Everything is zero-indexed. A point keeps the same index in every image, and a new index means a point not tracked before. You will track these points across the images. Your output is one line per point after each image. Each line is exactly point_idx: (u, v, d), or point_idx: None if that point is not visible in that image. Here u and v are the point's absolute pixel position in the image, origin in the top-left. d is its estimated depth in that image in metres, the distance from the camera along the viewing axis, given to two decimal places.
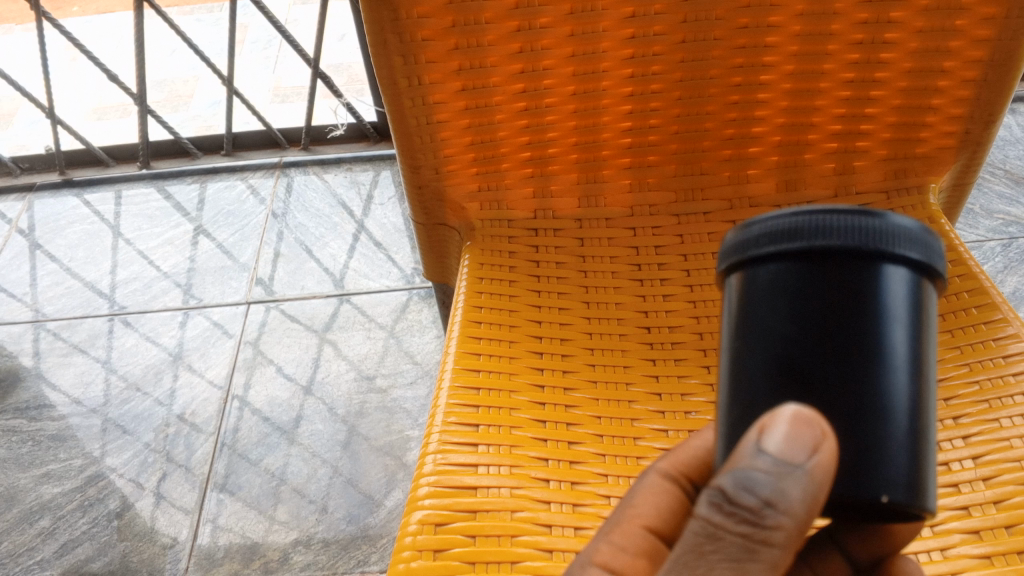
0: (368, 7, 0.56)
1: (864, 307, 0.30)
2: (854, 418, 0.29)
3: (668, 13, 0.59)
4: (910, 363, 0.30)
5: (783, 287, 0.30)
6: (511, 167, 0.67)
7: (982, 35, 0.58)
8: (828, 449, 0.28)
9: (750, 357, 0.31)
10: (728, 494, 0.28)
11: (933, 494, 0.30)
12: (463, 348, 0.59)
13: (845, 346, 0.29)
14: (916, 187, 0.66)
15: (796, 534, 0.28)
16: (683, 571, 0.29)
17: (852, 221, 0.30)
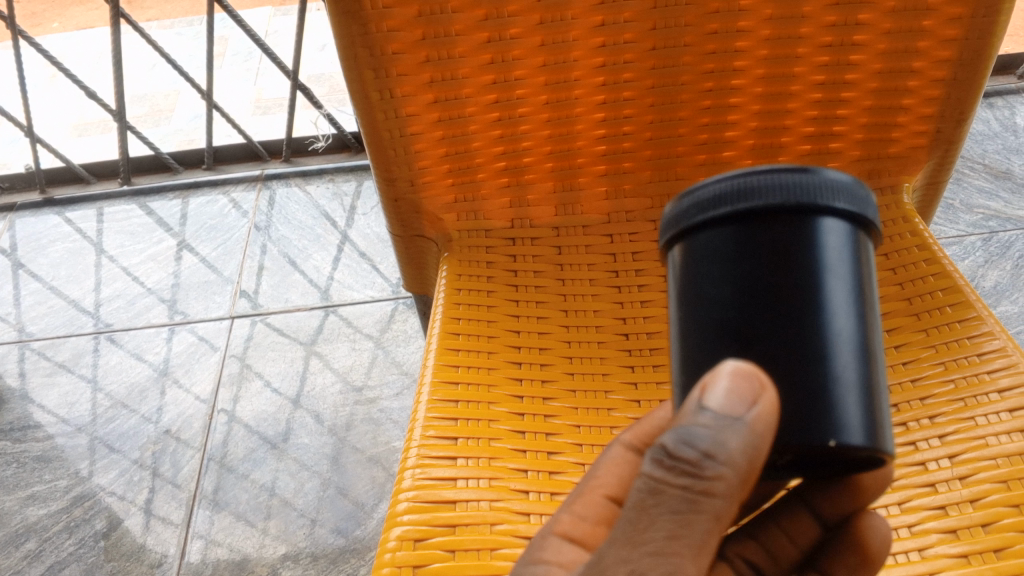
0: (337, 22, 0.56)
1: (791, 255, 0.34)
2: (795, 358, 0.33)
3: (637, 21, 0.59)
4: (843, 303, 0.34)
5: (716, 250, 0.35)
6: (487, 177, 0.67)
7: (949, 35, 0.59)
8: (769, 401, 0.30)
9: (698, 317, 0.35)
10: (670, 448, 0.30)
11: (887, 422, 0.33)
12: (442, 360, 0.59)
13: (778, 293, 0.33)
14: (889, 187, 0.66)
15: (736, 485, 0.30)
16: (628, 527, 0.31)
17: (768, 179, 0.34)
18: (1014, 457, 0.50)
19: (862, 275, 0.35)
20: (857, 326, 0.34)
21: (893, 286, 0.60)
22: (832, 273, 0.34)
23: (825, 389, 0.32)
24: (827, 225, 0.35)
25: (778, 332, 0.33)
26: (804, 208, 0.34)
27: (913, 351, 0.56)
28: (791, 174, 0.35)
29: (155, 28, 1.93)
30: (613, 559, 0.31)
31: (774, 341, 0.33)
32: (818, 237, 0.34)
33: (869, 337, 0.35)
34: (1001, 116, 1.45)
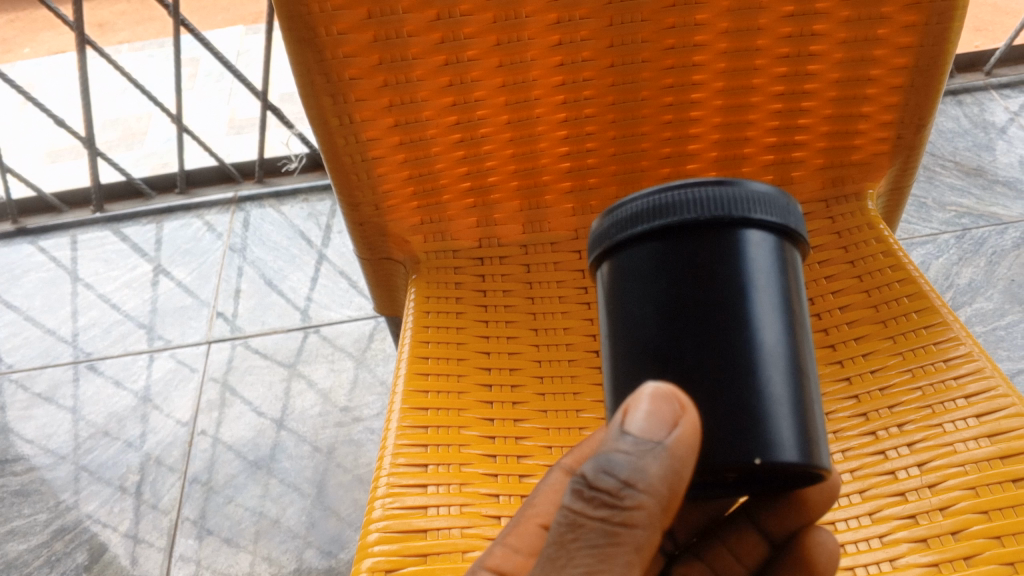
0: (291, 50, 0.56)
1: (710, 270, 0.35)
2: (719, 376, 0.34)
3: (594, 39, 0.59)
4: (767, 319, 0.35)
5: (639, 268, 0.36)
6: (452, 198, 0.67)
7: (905, 42, 0.59)
8: (693, 419, 0.32)
9: (627, 334, 0.36)
10: (591, 479, 0.32)
11: (813, 433, 0.34)
12: (411, 386, 0.58)
13: (698, 308, 0.35)
14: (853, 195, 0.67)
15: (653, 515, 0.32)
16: (547, 563, 0.33)
17: (687, 196, 0.36)
18: (981, 462, 0.50)
19: (785, 286, 0.37)
20: (782, 338, 0.35)
21: (860, 294, 0.60)
22: (752, 285, 0.35)
23: (750, 400, 0.33)
24: (745, 237, 0.36)
25: (702, 347, 0.34)
26: (722, 221, 0.36)
27: (881, 359, 0.57)
28: (709, 188, 0.36)
29: (125, 52, 1.92)
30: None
31: (699, 356, 0.34)
32: (737, 250, 0.36)
33: (795, 347, 0.36)
34: (969, 113, 1.46)
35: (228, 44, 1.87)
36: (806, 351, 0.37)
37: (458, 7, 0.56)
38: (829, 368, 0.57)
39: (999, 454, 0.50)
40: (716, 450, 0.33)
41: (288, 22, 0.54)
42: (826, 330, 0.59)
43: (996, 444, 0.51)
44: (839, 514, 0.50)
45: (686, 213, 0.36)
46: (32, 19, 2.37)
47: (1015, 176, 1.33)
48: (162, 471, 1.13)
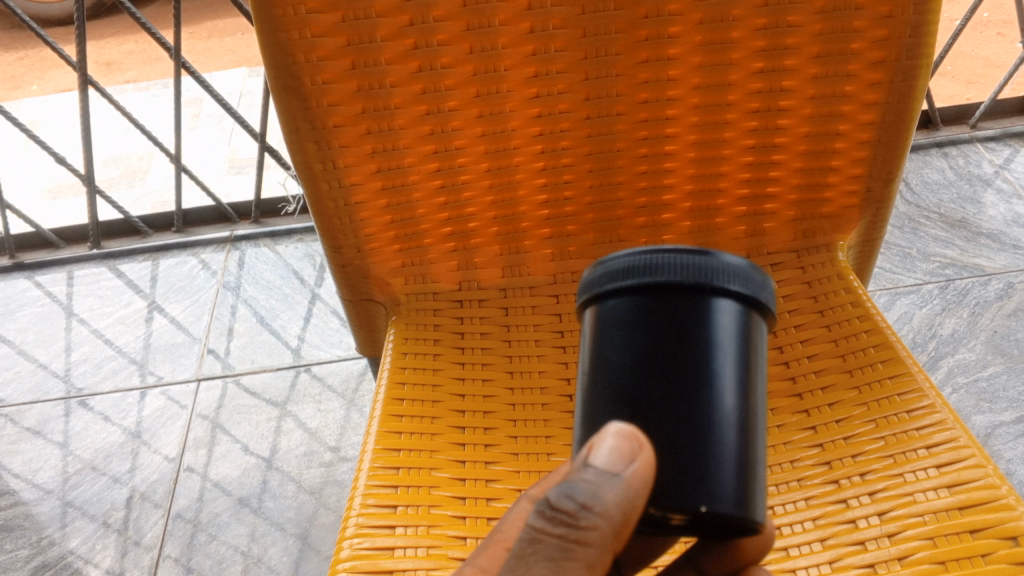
0: (278, 98, 0.57)
1: (686, 330, 0.36)
2: (680, 432, 0.35)
3: (571, 92, 0.61)
4: (732, 382, 0.36)
5: (620, 318, 0.37)
6: (433, 242, 0.68)
7: (871, 100, 0.61)
8: (647, 459, 0.33)
9: (600, 377, 0.37)
10: (552, 501, 0.33)
11: (759, 499, 0.35)
12: (385, 427, 0.59)
13: (669, 365, 0.36)
14: (824, 246, 0.68)
15: (608, 540, 0.33)
16: None
17: (679, 259, 0.37)
18: (940, 513, 0.51)
19: (753, 355, 0.37)
20: (742, 402, 0.36)
21: (827, 343, 0.62)
22: (720, 349, 0.36)
23: (706, 459, 0.34)
24: (722, 306, 0.37)
25: (667, 401, 0.35)
26: (702, 287, 0.36)
27: (846, 408, 0.58)
28: (696, 255, 0.37)
29: (130, 91, 1.96)
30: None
31: (663, 407, 0.35)
32: (712, 316, 0.36)
33: (752, 411, 0.37)
34: (954, 165, 1.48)
35: (230, 85, 1.91)
36: (762, 415, 0.38)
37: (439, 59, 0.58)
38: (795, 417, 0.59)
39: (958, 505, 0.51)
40: (665, 492, 0.34)
41: (275, 72, 0.56)
42: (793, 378, 0.61)
43: (955, 494, 0.51)
44: (799, 561, 0.51)
45: (669, 275, 0.36)
46: (39, 58, 2.42)
47: (998, 229, 1.35)
48: (147, 507, 1.13)
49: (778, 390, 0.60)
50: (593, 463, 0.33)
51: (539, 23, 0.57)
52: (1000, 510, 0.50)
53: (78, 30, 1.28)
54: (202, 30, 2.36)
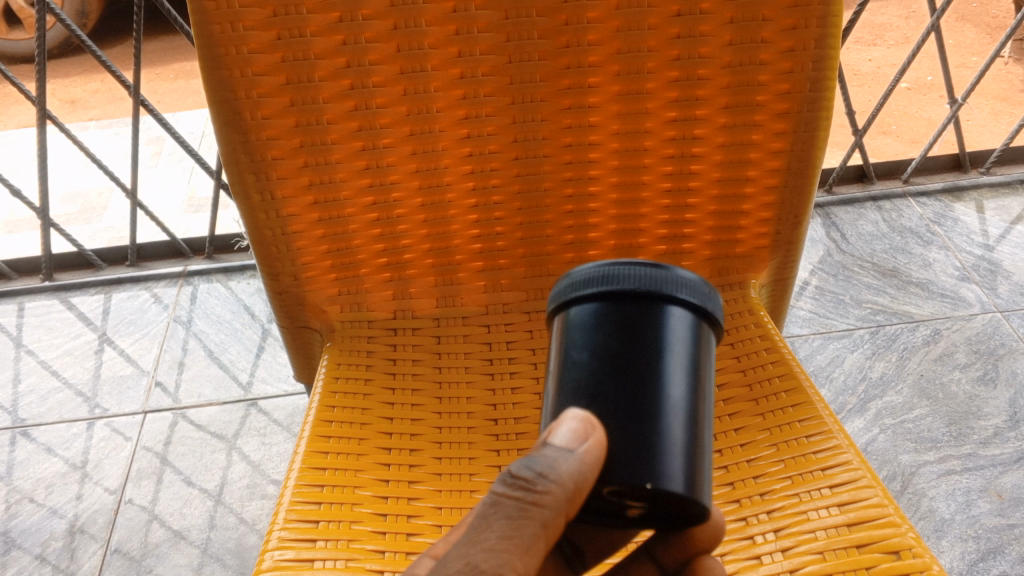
0: (219, 131, 0.61)
1: (640, 328, 0.42)
2: (631, 414, 0.40)
3: (500, 134, 0.65)
4: (680, 376, 0.42)
5: (584, 322, 0.44)
6: (369, 272, 0.71)
7: (777, 147, 0.65)
8: (600, 438, 0.39)
9: (565, 375, 0.43)
10: (514, 471, 0.38)
11: (702, 479, 0.40)
12: (312, 447, 0.62)
13: (624, 357, 0.42)
14: (738, 283, 0.73)
15: (560, 505, 0.38)
16: (470, 531, 0.38)
17: (636, 270, 0.44)
18: (831, 528, 0.55)
19: (699, 359, 0.43)
20: (688, 395, 0.42)
21: (737, 373, 0.66)
22: (669, 348, 0.42)
23: (653, 439, 0.39)
24: (671, 312, 0.43)
25: (621, 388, 0.41)
26: (654, 295, 0.43)
27: (751, 434, 0.62)
28: (650, 269, 0.44)
29: (91, 129, 1.98)
30: (454, 553, 0.37)
31: (617, 394, 0.41)
32: (663, 318, 0.43)
33: (698, 406, 0.42)
34: (888, 218, 1.55)
35: (192, 125, 1.94)
36: (708, 414, 0.43)
37: (374, 99, 0.62)
38: None
39: (847, 521, 0.55)
40: (617, 467, 0.39)
41: (218, 106, 0.59)
42: None
43: (845, 511, 0.56)
44: None
45: (626, 283, 0.44)
46: (3, 93, 2.43)
47: (927, 278, 1.42)
48: (85, 539, 1.12)
49: None
50: (548, 439, 0.38)
51: (468, 69, 0.62)
52: (885, 526, 0.55)
53: (38, 67, 1.30)
54: (167, 72, 2.39)
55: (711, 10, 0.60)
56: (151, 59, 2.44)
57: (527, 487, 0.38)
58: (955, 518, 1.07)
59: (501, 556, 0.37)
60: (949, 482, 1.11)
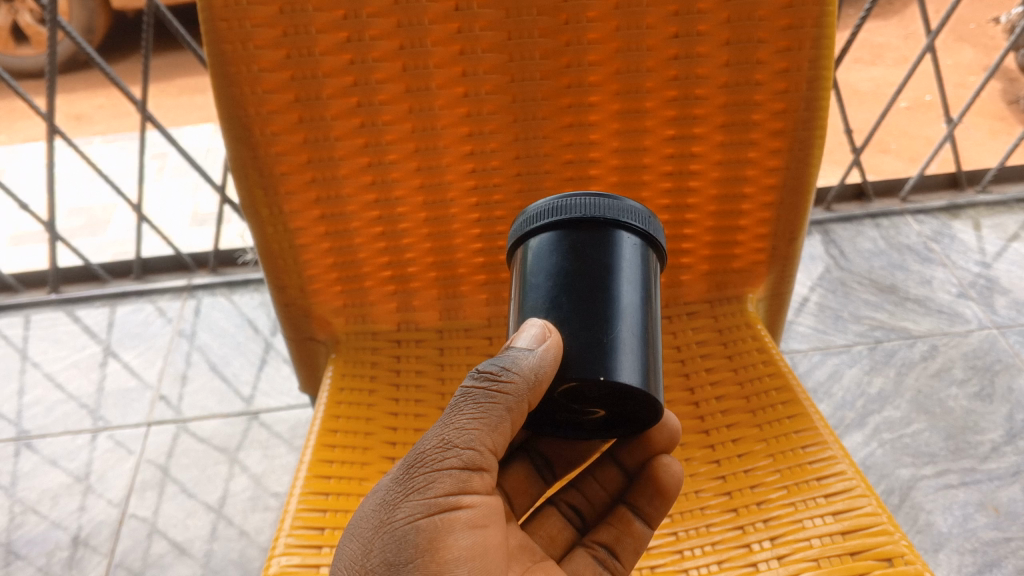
0: (229, 147, 0.62)
1: (590, 249, 0.51)
2: (586, 322, 0.49)
3: (503, 151, 0.67)
4: (628, 288, 0.51)
5: (542, 248, 0.53)
6: (374, 285, 0.73)
7: (773, 165, 0.67)
8: (556, 340, 0.48)
9: (528, 296, 0.52)
10: (484, 367, 0.50)
11: (650, 372, 0.49)
12: (318, 456, 0.63)
13: (577, 274, 0.51)
14: (735, 297, 0.75)
15: (523, 391, 0.49)
16: (450, 413, 0.50)
17: (585, 201, 0.53)
18: (825, 537, 0.56)
19: (643, 274, 0.53)
20: (636, 304, 0.51)
21: (734, 386, 0.68)
22: (617, 266, 0.51)
23: (605, 341, 0.48)
24: (617, 236, 0.52)
25: (576, 301, 0.50)
26: (601, 222, 0.52)
27: (748, 444, 0.64)
28: (598, 199, 0.53)
29: (98, 144, 2.00)
30: (435, 430, 0.49)
31: (572, 307, 0.49)
32: (610, 240, 0.52)
33: (644, 315, 0.51)
34: (886, 235, 1.57)
35: (198, 141, 1.96)
36: (654, 320, 0.52)
37: (380, 116, 0.63)
38: (701, 451, 0.64)
39: (841, 529, 0.56)
40: (572, 365, 0.48)
41: (229, 122, 0.61)
42: (702, 417, 0.66)
43: (840, 520, 0.57)
44: None
45: (574, 211, 0.53)
46: (11, 109, 2.45)
47: (925, 294, 1.43)
48: (89, 550, 1.14)
49: (687, 427, 0.66)
50: (510, 342, 0.48)
51: (473, 88, 0.63)
52: (878, 534, 0.56)
53: (47, 83, 1.31)
54: (173, 88, 2.41)
55: (709, 31, 0.61)
56: (157, 75, 2.46)
57: (491, 380, 0.49)
58: (952, 532, 1.08)
59: (471, 433, 0.49)
60: (946, 496, 1.12)
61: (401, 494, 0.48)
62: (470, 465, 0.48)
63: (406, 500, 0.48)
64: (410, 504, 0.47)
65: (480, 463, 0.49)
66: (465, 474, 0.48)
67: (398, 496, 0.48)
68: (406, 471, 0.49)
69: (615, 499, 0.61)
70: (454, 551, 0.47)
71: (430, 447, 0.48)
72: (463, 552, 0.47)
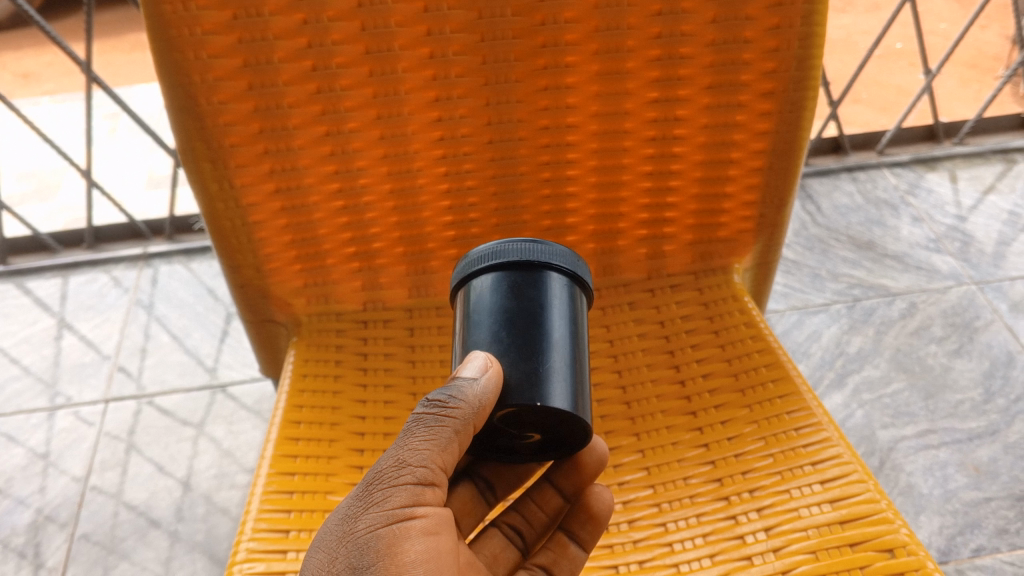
0: (172, 117, 0.57)
1: (523, 286, 0.50)
2: (522, 353, 0.47)
3: (473, 116, 0.62)
4: (563, 322, 0.50)
5: (478, 290, 0.51)
6: (337, 262, 0.68)
7: (761, 128, 0.63)
8: (498, 370, 0.46)
9: (465, 337, 0.51)
10: (433, 393, 0.47)
11: (585, 403, 0.48)
12: (280, 451, 0.59)
13: (511, 310, 0.49)
14: (721, 268, 0.71)
15: (471, 415, 0.46)
16: (401, 435, 0.47)
17: (520, 243, 0.52)
18: (821, 527, 0.54)
19: (577, 310, 0.52)
20: (570, 338, 0.49)
21: (722, 362, 0.65)
22: (551, 303, 0.49)
23: (540, 370, 0.47)
24: (550, 276, 0.51)
25: (511, 334, 0.48)
26: (535, 265, 0.51)
27: (738, 426, 0.61)
28: (530, 242, 0.52)
29: (43, 104, 1.90)
30: (387, 452, 0.46)
31: (511, 341, 0.48)
32: (545, 278, 0.51)
33: (578, 349, 0.50)
34: (863, 189, 1.54)
35: (150, 100, 1.87)
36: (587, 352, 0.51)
37: (338, 81, 0.58)
38: (689, 434, 0.61)
39: (839, 518, 0.54)
40: (512, 394, 0.46)
41: (171, 90, 0.55)
42: (689, 397, 0.63)
43: (837, 508, 0.54)
44: None
45: (508, 253, 0.51)
46: None
47: (903, 250, 1.41)
48: (50, 532, 1.09)
49: (673, 408, 0.63)
50: (459, 372, 0.46)
51: (439, 49, 0.58)
52: (878, 522, 0.53)
53: None
54: (123, 44, 2.30)
55: None
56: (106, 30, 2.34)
57: (439, 405, 0.46)
58: (932, 493, 1.06)
59: (423, 453, 0.46)
60: (927, 456, 1.10)
61: (359, 508, 0.45)
62: (424, 481, 0.45)
63: (364, 513, 0.45)
64: (369, 516, 0.44)
65: (434, 483, 0.46)
66: (418, 490, 0.45)
67: (355, 510, 0.45)
68: (361, 491, 0.45)
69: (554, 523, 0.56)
70: (411, 559, 0.44)
71: (384, 465, 0.45)
72: (419, 559, 0.44)
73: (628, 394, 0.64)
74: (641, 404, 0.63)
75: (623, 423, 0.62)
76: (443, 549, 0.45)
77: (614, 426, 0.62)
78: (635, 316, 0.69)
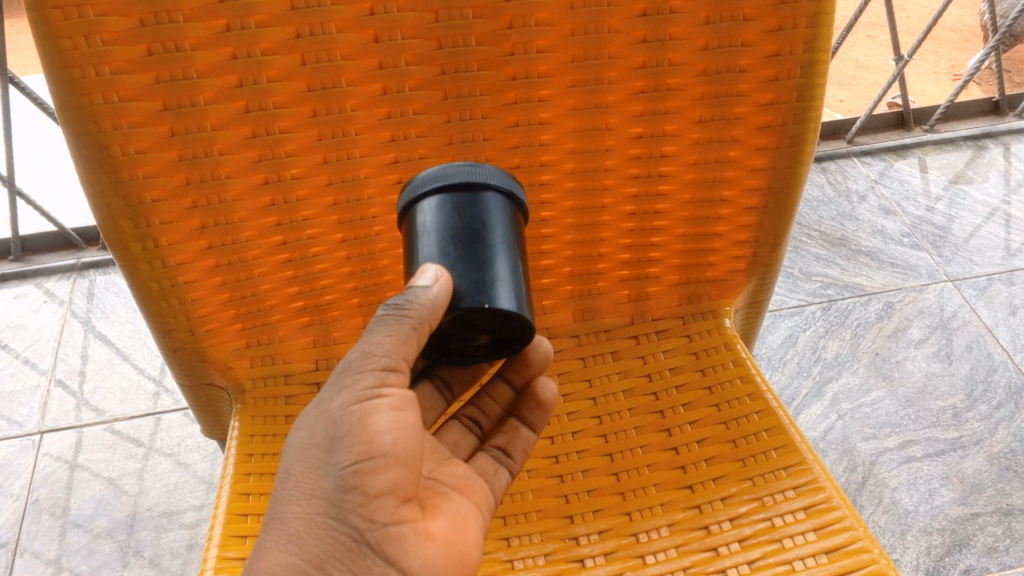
0: (80, 170, 0.48)
1: (464, 203, 0.46)
2: (468, 266, 0.44)
3: (434, 157, 0.54)
4: (509, 236, 0.46)
5: (415, 213, 0.47)
6: (283, 318, 0.60)
7: (757, 164, 0.56)
8: (448, 280, 0.43)
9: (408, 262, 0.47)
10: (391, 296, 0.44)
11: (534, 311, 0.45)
12: (225, 552, 0.51)
13: (453, 229, 0.45)
14: (710, 310, 0.65)
15: (427, 316, 0.42)
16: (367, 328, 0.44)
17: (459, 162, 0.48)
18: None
19: (521, 227, 0.48)
20: (518, 253, 0.46)
21: (718, 426, 0.58)
22: (494, 221, 0.46)
23: (486, 283, 0.43)
24: (491, 193, 0.47)
25: (455, 250, 0.45)
26: (474, 183, 0.47)
27: (738, 504, 0.54)
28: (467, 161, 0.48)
29: None
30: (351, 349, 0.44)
31: (455, 255, 0.44)
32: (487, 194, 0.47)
33: (521, 257, 0.46)
34: (833, 181, 1.50)
35: None
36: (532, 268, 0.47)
37: (277, 123, 0.50)
38: (687, 513, 0.54)
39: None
40: (461, 300, 0.43)
41: (76, 140, 0.47)
42: (683, 467, 0.56)
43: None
44: None
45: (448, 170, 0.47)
46: None
47: (877, 246, 1.37)
48: None
49: (667, 481, 0.56)
50: (412, 282, 0.43)
51: (393, 84, 0.50)
52: None
53: None
54: None
55: (683, 9, 0.49)
56: None
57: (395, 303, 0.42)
58: (918, 509, 1.03)
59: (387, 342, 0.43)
60: (911, 470, 1.06)
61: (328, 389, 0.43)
62: (390, 367, 0.43)
63: (332, 391, 0.42)
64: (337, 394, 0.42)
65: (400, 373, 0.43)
66: (383, 376, 0.42)
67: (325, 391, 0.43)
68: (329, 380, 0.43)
69: (507, 413, 0.56)
70: (380, 435, 0.41)
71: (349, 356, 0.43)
72: (389, 432, 0.41)
73: (616, 464, 0.57)
74: (630, 476, 0.56)
75: (612, 500, 0.55)
76: (410, 424, 0.42)
77: (603, 504, 0.55)
78: (618, 367, 0.62)
